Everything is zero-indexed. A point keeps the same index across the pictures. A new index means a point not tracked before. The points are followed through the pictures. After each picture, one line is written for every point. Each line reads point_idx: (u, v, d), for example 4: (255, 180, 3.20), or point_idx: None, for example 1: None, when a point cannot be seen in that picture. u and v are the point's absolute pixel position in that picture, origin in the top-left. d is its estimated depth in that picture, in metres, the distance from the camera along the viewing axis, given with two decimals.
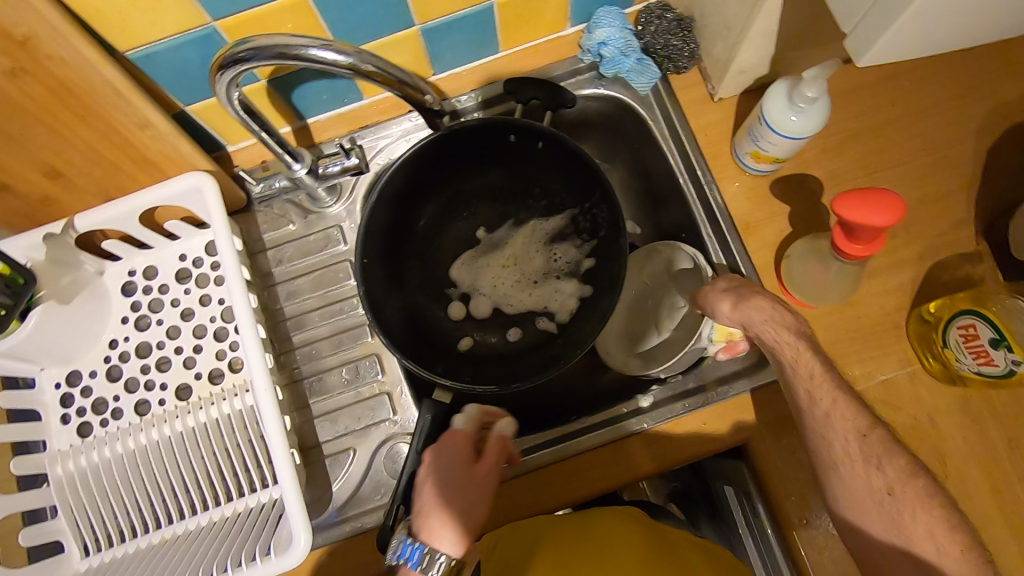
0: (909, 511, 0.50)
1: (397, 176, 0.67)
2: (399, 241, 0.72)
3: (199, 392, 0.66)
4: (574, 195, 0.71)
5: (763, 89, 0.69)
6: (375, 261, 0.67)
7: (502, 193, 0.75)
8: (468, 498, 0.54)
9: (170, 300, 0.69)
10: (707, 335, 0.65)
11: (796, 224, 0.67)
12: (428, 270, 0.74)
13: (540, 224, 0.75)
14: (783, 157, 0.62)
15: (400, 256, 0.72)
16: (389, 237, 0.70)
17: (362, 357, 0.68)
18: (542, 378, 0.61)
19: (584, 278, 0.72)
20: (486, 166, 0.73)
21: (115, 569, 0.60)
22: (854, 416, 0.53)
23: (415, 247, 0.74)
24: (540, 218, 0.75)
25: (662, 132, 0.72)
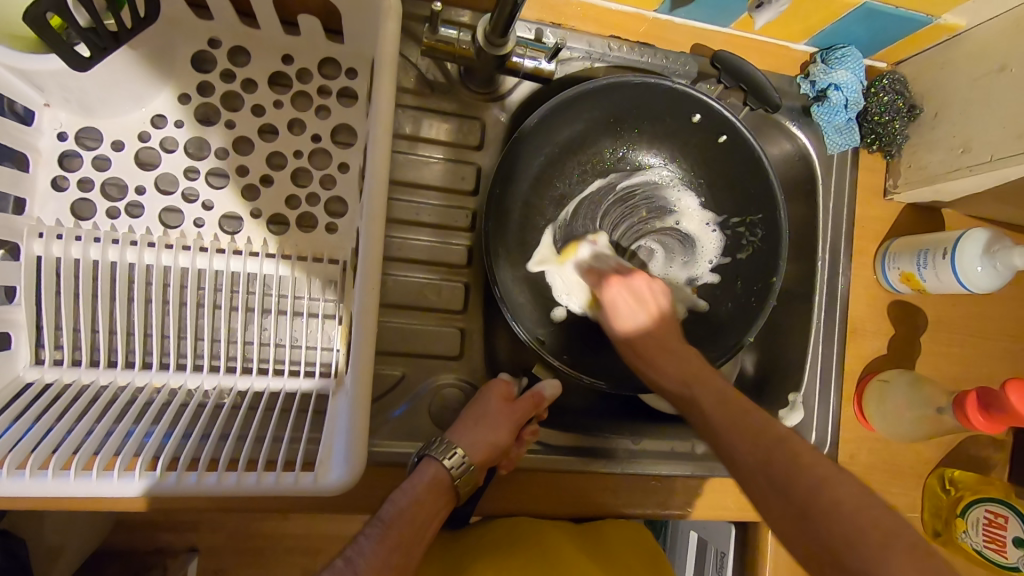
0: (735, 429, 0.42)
1: (576, 105, 0.58)
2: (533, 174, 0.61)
3: (251, 233, 0.53)
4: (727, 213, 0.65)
5: (928, 210, 0.68)
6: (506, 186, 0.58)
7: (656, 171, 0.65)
8: (489, 425, 0.52)
9: (250, 104, 0.53)
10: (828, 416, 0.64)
11: (889, 348, 0.68)
12: (548, 222, 0.63)
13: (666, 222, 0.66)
14: (930, 289, 0.62)
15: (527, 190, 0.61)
16: (530, 167, 0.60)
17: (450, 280, 0.59)
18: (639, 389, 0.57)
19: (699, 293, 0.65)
20: (648, 135, 0.64)
21: (75, 396, 0.48)
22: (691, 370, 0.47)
23: (539, 188, 0.62)
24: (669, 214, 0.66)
25: (829, 200, 0.68)
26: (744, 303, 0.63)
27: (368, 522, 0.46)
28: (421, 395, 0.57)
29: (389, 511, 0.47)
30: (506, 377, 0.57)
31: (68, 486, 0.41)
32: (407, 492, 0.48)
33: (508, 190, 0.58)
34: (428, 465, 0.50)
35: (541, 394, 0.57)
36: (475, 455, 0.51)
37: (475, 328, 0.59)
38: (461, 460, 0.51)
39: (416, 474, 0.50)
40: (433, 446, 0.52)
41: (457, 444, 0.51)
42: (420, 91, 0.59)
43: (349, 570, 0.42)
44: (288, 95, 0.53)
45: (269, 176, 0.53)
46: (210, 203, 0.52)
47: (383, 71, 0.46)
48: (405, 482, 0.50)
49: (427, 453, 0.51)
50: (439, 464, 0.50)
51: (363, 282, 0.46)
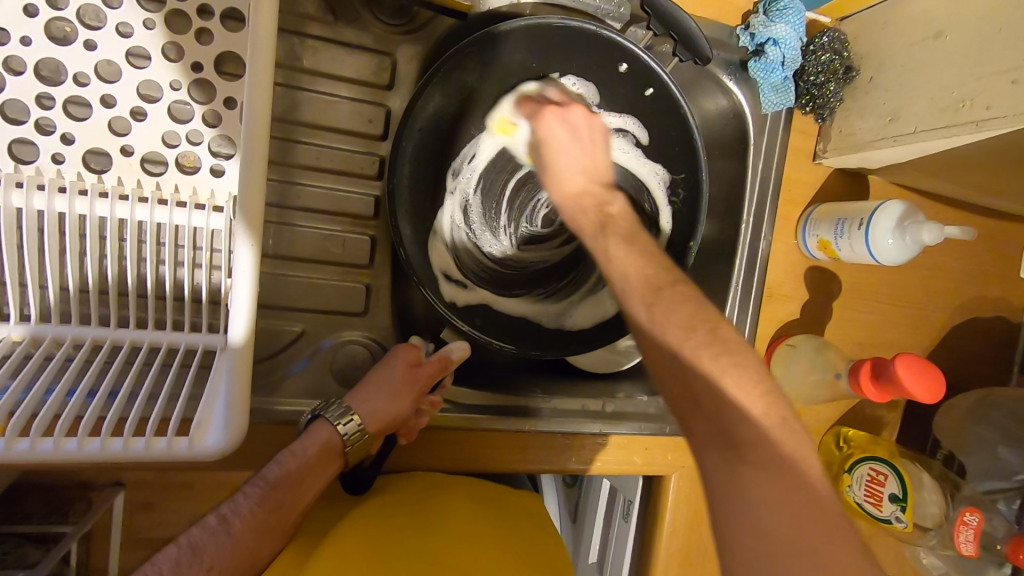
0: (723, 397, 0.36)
1: (496, 48, 0.53)
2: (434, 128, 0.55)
3: (120, 174, 0.47)
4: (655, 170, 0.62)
5: (852, 177, 0.68)
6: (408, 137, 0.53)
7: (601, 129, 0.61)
8: (389, 393, 0.51)
9: (117, 23, 0.46)
10: None
11: (801, 313, 0.69)
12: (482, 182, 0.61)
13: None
14: (844, 259, 0.63)
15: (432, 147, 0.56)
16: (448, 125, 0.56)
17: (354, 232, 0.55)
18: (547, 355, 0.57)
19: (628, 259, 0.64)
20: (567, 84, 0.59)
21: None
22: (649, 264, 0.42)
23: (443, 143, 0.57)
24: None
25: (758, 163, 0.66)
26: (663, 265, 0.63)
27: (250, 479, 0.46)
28: (322, 351, 0.55)
29: (274, 472, 0.46)
30: (412, 341, 0.56)
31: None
32: (297, 453, 0.47)
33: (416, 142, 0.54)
34: (320, 429, 0.49)
35: (448, 357, 0.56)
36: (370, 423, 0.51)
37: (382, 283, 0.56)
38: (356, 425, 0.50)
39: (305, 435, 0.49)
40: (329, 408, 0.50)
41: (356, 410, 0.51)
42: (323, 18, 0.52)
43: (222, 531, 0.42)
44: (161, 14, 0.46)
45: (141, 109, 0.47)
46: (70, 136, 0.46)
47: None
48: (296, 443, 0.48)
49: (322, 414, 0.50)
50: (332, 428, 0.49)
51: (243, 235, 0.42)
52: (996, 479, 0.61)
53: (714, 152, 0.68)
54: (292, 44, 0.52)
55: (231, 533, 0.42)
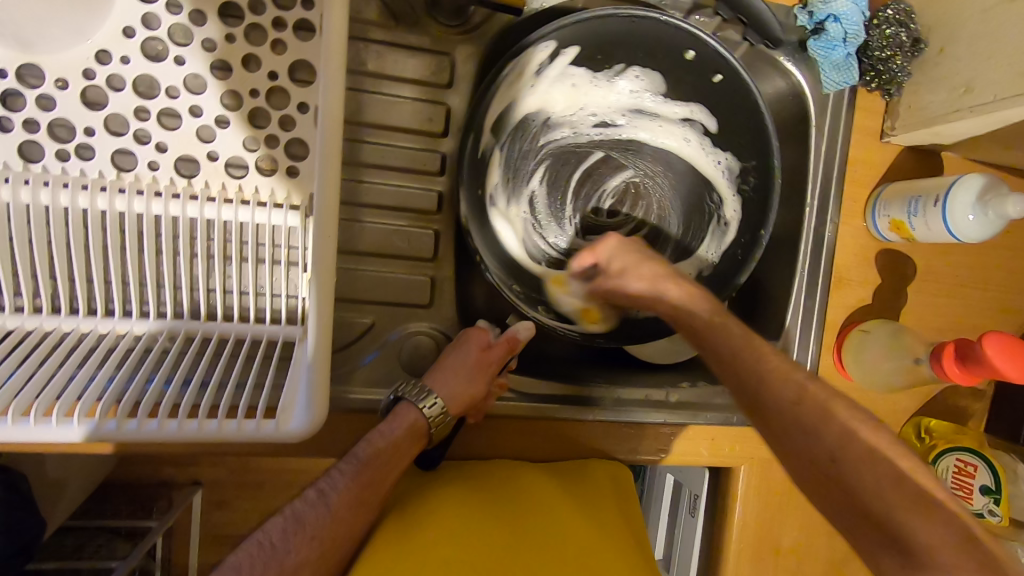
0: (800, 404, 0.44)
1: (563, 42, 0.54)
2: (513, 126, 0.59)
3: (208, 178, 0.51)
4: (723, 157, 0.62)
5: (924, 154, 0.65)
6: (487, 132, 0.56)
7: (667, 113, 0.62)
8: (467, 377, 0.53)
9: (202, 39, 0.50)
10: None
11: (874, 299, 0.66)
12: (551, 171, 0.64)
13: (638, 178, 0.66)
14: (920, 239, 0.60)
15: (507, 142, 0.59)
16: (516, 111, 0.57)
17: (416, 226, 0.57)
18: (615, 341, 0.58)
19: (693, 244, 0.65)
20: (631, 76, 0.59)
21: (39, 344, 0.47)
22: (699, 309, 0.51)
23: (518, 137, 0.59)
24: (639, 171, 0.66)
25: (820, 145, 0.64)
26: (732, 257, 0.62)
27: (342, 457, 0.48)
28: (391, 342, 0.57)
29: (366, 450, 0.48)
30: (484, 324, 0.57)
31: (27, 432, 0.42)
32: (384, 434, 0.49)
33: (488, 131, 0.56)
34: (406, 414, 0.51)
35: (516, 337, 0.57)
36: (454, 408, 0.53)
37: (445, 275, 0.58)
38: (439, 408, 0.52)
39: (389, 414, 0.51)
40: (410, 390, 0.52)
41: (438, 394, 0.52)
42: (382, 24, 0.55)
43: (322, 504, 0.45)
44: (241, 28, 0.50)
45: (224, 117, 0.51)
46: (164, 144, 0.50)
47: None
48: (384, 423, 0.50)
49: (403, 397, 0.52)
50: (417, 413, 0.51)
51: (319, 230, 0.44)
52: None
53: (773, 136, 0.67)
54: (352, 50, 0.54)
55: (329, 507, 0.45)
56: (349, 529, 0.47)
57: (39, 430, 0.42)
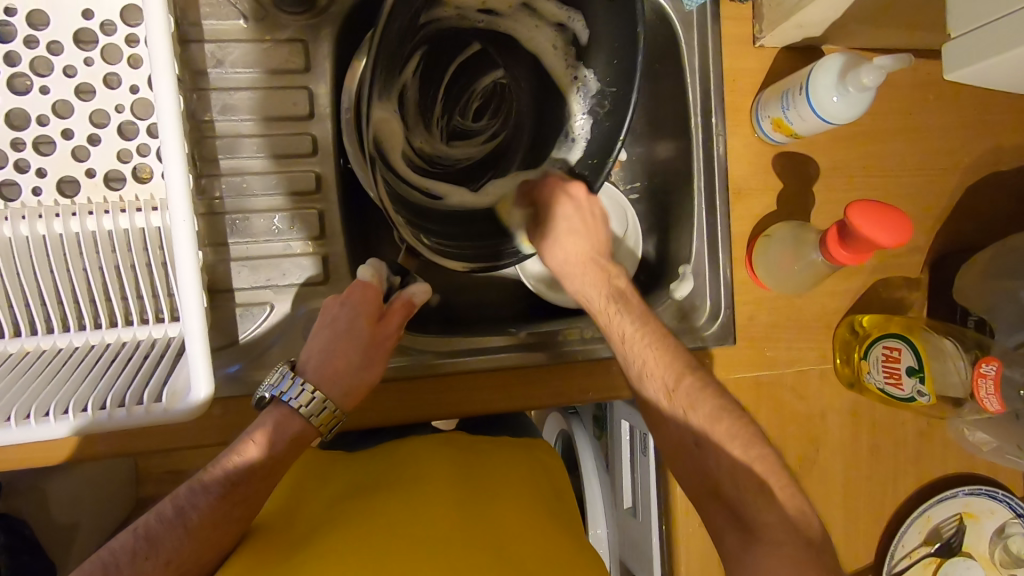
0: (714, 456, 0.49)
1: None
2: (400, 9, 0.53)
3: (90, 194, 0.54)
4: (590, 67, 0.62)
5: (802, 52, 0.65)
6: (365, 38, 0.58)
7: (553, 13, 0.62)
8: (356, 361, 0.55)
9: (61, 66, 0.53)
10: (707, 313, 0.65)
11: (779, 205, 0.65)
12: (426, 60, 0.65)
13: (505, 79, 0.69)
14: (803, 134, 0.59)
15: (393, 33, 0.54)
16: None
17: (299, 208, 0.59)
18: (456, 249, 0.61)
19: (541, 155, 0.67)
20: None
21: None
22: (667, 359, 0.54)
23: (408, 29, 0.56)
24: (509, 73, 0.69)
25: (692, 62, 0.64)
26: (578, 176, 0.65)
27: (209, 471, 0.49)
28: (297, 319, 0.59)
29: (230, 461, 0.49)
30: (370, 284, 0.57)
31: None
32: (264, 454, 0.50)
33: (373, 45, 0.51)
34: (281, 418, 0.52)
35: (411, 301, 0.59)
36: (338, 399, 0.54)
37: (335, 250, 0.60)
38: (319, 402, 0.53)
39: (271, 422, 0.51)
40: (287, 390, 0.52)
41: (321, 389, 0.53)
42: (231, 24, 0.57)
43: (178, 525, 0.46)
44: (95, 50, 0.53)
45: (96, 135, 0.54)
46: (43, 170, 0.53)
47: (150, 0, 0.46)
48: (254, 430, 0.51)
49: (280, 397, 0.52)
50: (296, 414, 0.52)
51: (180, 215, 0.47)
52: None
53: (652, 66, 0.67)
54: (207, 53, 0.57)
55: (186, 527, 0.46)
56: (212, 547, 0.47)
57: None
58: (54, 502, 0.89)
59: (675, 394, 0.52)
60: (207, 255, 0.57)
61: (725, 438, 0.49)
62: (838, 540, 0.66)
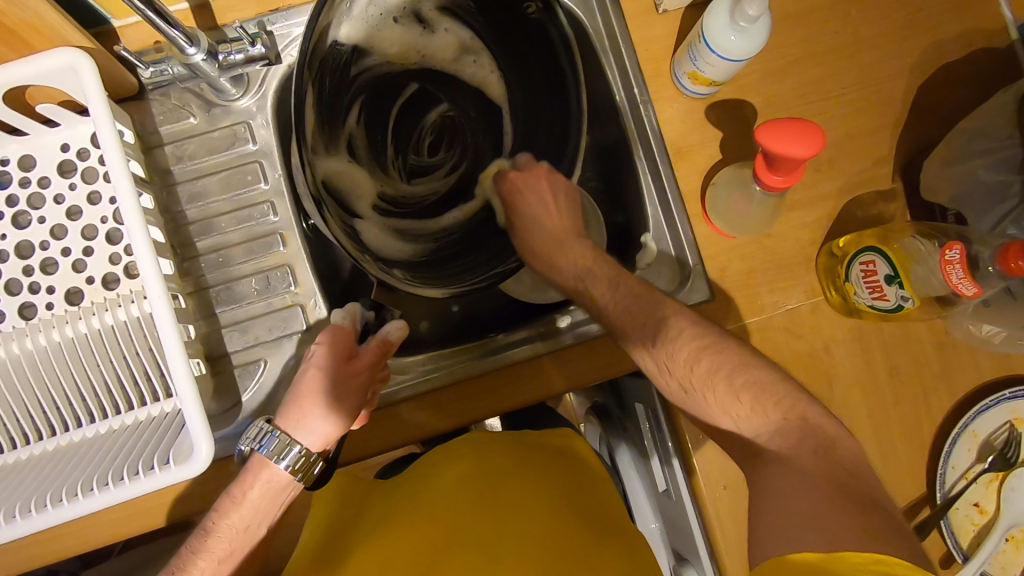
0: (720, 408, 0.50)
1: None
2: (324, 61, 0.61)
3: (92, 297, 0.61)
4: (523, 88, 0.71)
5: (706, 6, 0.66)
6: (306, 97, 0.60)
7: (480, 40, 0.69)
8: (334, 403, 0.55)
9: (52, 195, 0.62)
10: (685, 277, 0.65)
11: (724, 153, 0.66)
12: (367, 110, 0.68)
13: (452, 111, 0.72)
14: (720, 80, 0.60)
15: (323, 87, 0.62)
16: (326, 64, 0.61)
17: (273, 267, 0.64)
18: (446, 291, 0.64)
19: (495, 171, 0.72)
20: (443, 29, 0.68)
21: (10, 474, 0.58)
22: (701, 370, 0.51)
23: (336, 82, 0.64)
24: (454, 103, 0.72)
25: (603, 44, 0.67)
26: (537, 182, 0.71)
27: (191, 533, 0.54)
28: (289, 366, 0.63)
29: (223, 504, 0.53)
30: (340, 329, 0.59)
31: (4, 532, 0.53)
32: (237, 510, 0.53)
33: (302, 103, 0.57)
34: (260, 467, 0.54)
35: (387, 340, 0.61)
36: (317, 444, 0.55)
37: (313, 297, 0.64)
38: (301, 455, 0.54)
39: (246, 476, 0.54)
40: (263, 441, 0.54)
41: (298, 441, 0.54)
42: (182, 123, 0.65)
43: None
44: (76, 176, 0.62)
45: (89, 247, 0.62)
46: (52, 287, 0.61)
47: (99, 123, 0.54)
48: (240, 479, 0.54)
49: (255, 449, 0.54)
50: (275, 466, 0.54)
51: (156, 297, 0.54)
52: (995, 207, 0.57)
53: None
54: (169, 153, 0.65)
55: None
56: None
57: (9, 529, 0.53)
58: None
59: (688, 383, 0.52)
60: (200, 327, 0.63)
61: (729, 395, 0.49)
62: (884, 476, 0.62)
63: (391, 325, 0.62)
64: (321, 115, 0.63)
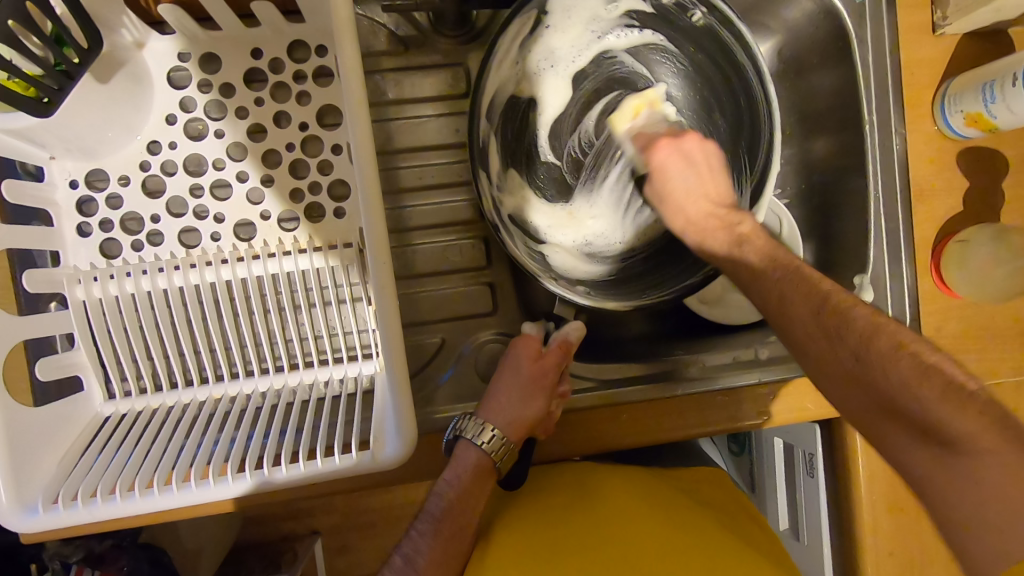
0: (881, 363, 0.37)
1: (540, 21, 0.57)
2: (505, 115, 0.60)
3: (265, 236, 0.54)
4: (710, 96, 0.63)
5: (988, 37, 0.59)
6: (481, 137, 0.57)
7: (659, 53, 0.63)
8: (522, 397, 0.53)
9: (234, 107, 0.53)
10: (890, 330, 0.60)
11: (966, 205, 0.60)
12: (551, 138, 0.62)
13: None
14: (1005, 127, 0.55)
15: (506, 137, 0.61)
16: (498, 109, 0.59)
17: (464, 238, 0.60)
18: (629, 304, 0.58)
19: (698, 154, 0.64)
20: (615, 36, 0.61)
21: (149, 419, 0.51)
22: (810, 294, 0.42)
23: (516, 124, 0.60)
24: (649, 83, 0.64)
25: (867, 56, 0.60)
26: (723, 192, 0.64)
27: (418, 518, 0.52)
28: (465, 355, 0.58)
29: (439, 505, 0.51)
30: (532, 332, 0.57)
31: (154, 501, 0.44)
32: (454, 483, 0.51)
33: (484, 144, 0.58)
34: (467, 452, 0.52)
35: (568, 340, 0.56)
36: (509, 430, 0.53)
37: (502, 276, 0.60)
38: (499, 439, 0.52)
39: (459, 466, 0.52)
40: (464, 425, 0.53)
41: (493, 425, 0.52)
42: (388, 52, 0.58)
43: (410, 570, 0.49)
44: (266, 90, 0.53)
45: (269, 176, 0.54)
46: (220, 215, 0.53)
47: (342, 30, 0.42)
48: (449, 470, 0.52)
49: (461, 435, 0.53)
50: (477, 449, 0.52)
51: (375, 260, 0.44)
52: None
53: (788, 74, 0.66)
54: (369, 85, 0.58)
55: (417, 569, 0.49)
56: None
57: (149, 500, 0.44)
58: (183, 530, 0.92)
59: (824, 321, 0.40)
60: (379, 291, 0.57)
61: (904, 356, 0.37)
62: None
63: (573, 324, 0.58)
64: (509, 158, 0.61)
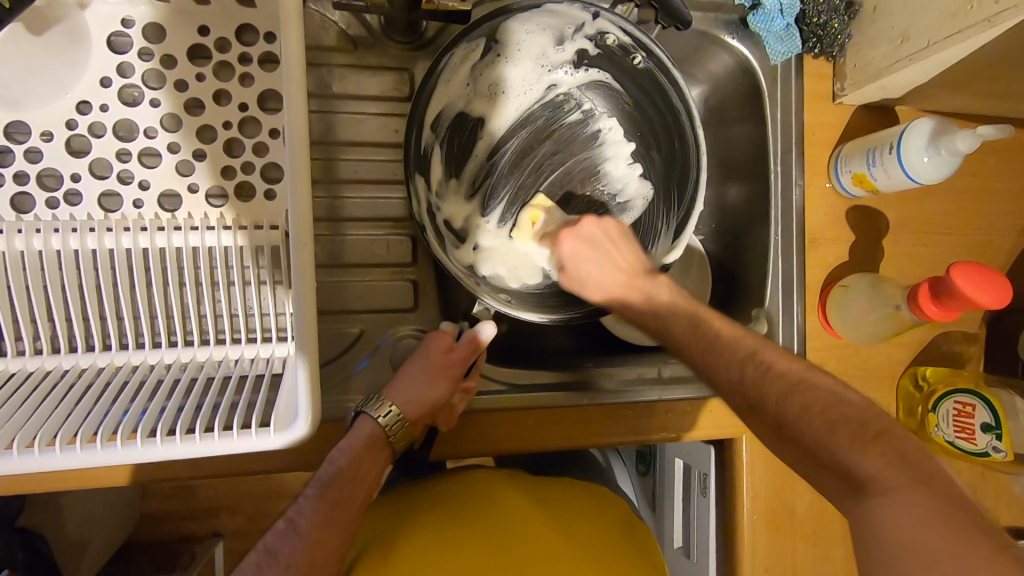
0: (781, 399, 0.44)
1: (490, 48, 0.61)
2: (453, 132, 0.63)
3: (189, 208, 0.54)
4: (647, 133, 0.68)
5: (876, 111, 0.68)
6: (425, 146, 0.61)
7: (604, 91, 0.68)
8: (425, 380, 0.56)
9: (173, 79, 0.54)
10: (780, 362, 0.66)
11: (850, 255, 0.67)
12: (495, 158, 0.66)
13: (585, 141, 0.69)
14: (884, 189, 0.63)
15: (453, 152, 0.64)
16: (444, 124, 0.62)
17: (392, 234, 0.61)
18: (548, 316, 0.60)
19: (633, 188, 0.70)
20: (564, 71, 0.66)
21: (40, 381, 0.49)
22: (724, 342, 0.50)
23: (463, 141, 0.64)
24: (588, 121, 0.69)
25: (776, 114, 0.66)
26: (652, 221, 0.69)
27: (309, 484, 0.51)
28: (381, 348, 0.60)
29: (329, 471, 0.51)
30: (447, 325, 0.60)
31: (30, 463, 0.42)
32: (344, 452, 0.53)
33: (426, 152, 0.61)
34: (365, 427, 0.54)
35: (480, 337, 0.58)
36: (408, 411, 0.55)
37: (427, 276, 0.62)
38: (395, 416, 0.54)
39: (356, 440, 0.53)
40: (368, 402, 0.55)
41: (394, 402, 0.55)
42: (338, 48, 0.60)
43: (292, 532, 0.48)
44: (209, 67, 0.54)
45: (201, 151, 0.54)
46: (146, 182, 0.53)
47: (288, 17, 0.44)
48: (344, 440, 0.54)
49: (363, 410, 0.55)
50: (375, 423, 0.54)
51: (296, 241, 0.45)
52: None
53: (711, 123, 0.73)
54: (316, 78, 0.60)
55: (300, 532, 0.47)
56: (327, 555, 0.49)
57: (25, 461, 0.42)
58: (69, 518, 0.86)
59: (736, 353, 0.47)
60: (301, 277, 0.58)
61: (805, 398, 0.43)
62: None
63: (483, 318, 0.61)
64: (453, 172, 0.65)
